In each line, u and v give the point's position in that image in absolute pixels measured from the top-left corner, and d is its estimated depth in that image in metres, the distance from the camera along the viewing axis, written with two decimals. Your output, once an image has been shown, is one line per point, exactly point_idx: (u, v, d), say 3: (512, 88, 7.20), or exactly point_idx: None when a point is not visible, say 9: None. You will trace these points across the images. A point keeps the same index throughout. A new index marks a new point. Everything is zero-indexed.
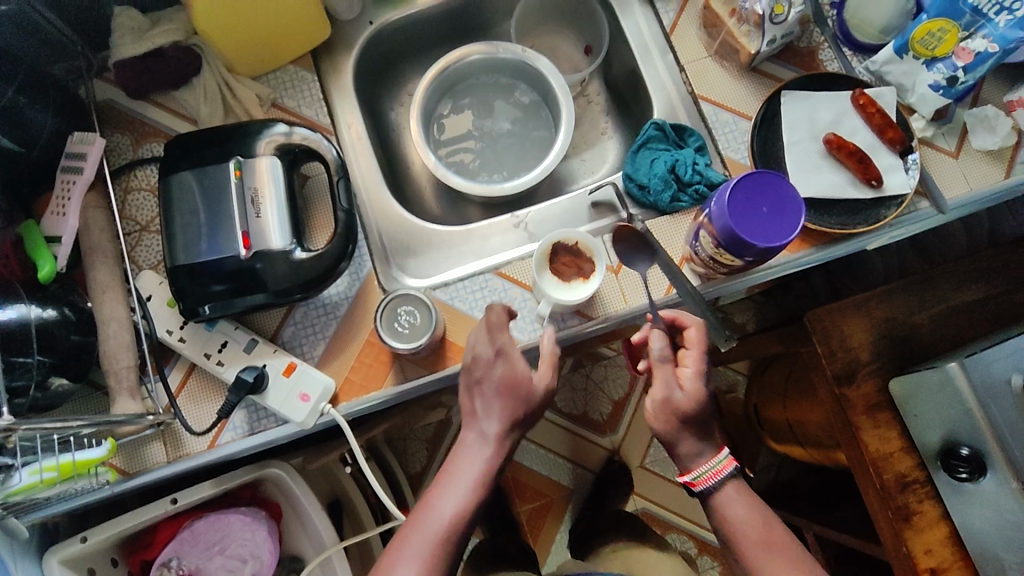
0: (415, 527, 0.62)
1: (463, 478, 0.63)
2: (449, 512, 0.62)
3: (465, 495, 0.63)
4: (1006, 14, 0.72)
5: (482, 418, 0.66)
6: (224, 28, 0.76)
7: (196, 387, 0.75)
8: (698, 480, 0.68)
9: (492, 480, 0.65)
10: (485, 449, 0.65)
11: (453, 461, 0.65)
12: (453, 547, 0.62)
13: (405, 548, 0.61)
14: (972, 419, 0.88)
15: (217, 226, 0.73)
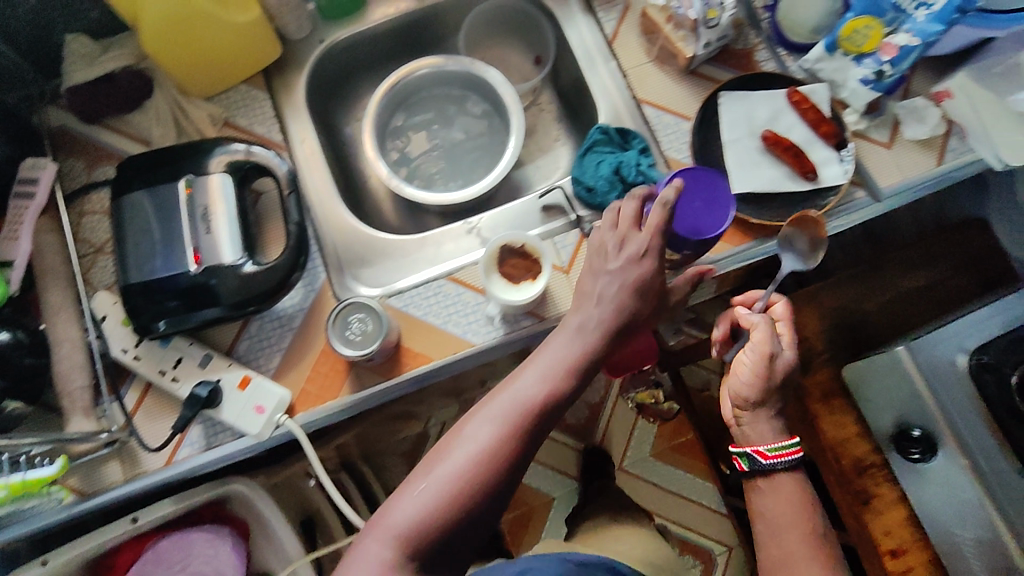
0: (501, 398, 0.61)
1: (559, 352, 0.63)
2: (535, 389, 0.61)
3: (555, 375, 0.62)
4: (925, 9, 0.75)
5: (588, 304, 0.65)
6: (171, 52, 0.78)
7: (152, 404, 0.76)
8: (770, 454, 0.75)
9: (585, 368, 0.63)
10: (584, 335, 0.64)
11: (545, 347, 0.65)
12: (535, 426, 0.60)
13: (495, 405, 0.61)
14: (922, 402, 0.93)
15: (168, 244, 0.74)
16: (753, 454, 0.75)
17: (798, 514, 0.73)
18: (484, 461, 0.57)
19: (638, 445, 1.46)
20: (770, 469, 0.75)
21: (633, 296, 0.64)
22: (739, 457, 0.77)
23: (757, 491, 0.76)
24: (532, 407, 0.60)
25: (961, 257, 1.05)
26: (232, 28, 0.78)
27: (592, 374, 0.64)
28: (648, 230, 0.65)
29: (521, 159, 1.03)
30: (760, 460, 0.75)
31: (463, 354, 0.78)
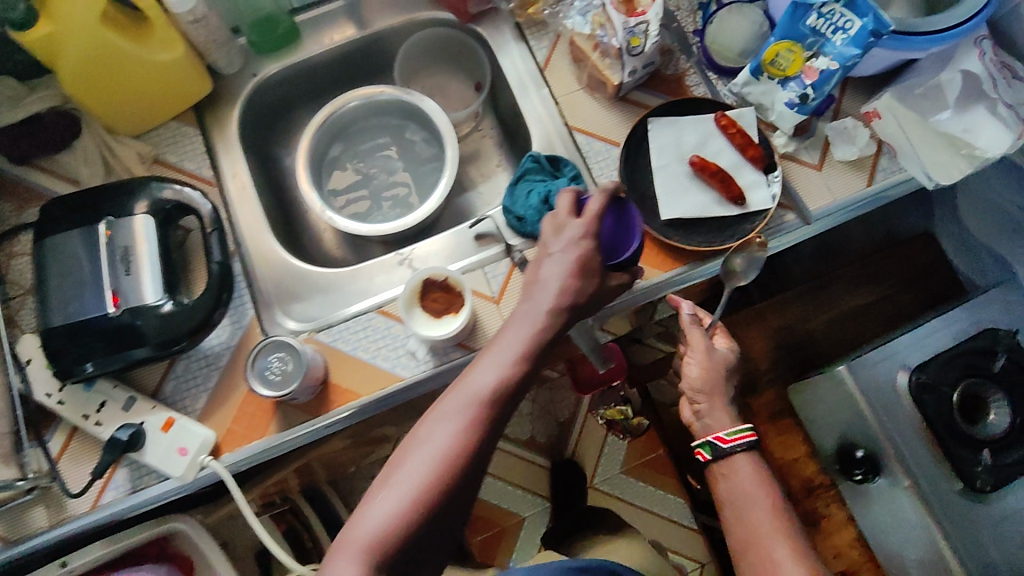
0: (455, 393, 0.55)
1: (514, 334, 0.57)
2: (494, 377, 0.55)
3: (510, 362, 0.56)
4: (841, 34, 0.73)
5: (540, 284, 0.60)
6: (91, 94, 0.77)
7: (77, 448, 0.76)
8: (730, 438, 0.76)
9: (541, 350, 0.58)
10: (540, 316, 0.58)
11: (498, 331, 0.59)
12: (495, 419, 0.55)
13: (452, 398, 0.55)
14: (864, 420, 0.94)
15: (88, 287, 0.73)
16: (714, 440, 0.76)
17: (765, 492, 0.72)
18: (445, 460, 0.52)
19: (608, 464, 1.44)
20: (730, 452, 0.75)
21: (580, 277, 0.60)
22: (700, 448, 0.77)
23: (722, 479, 0.76)
24: (491, 400, 0.54)
25: (907, 273, 1.04)
26: (155, 67, 0.78)
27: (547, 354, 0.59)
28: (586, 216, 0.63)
29: (465, 185, 1.03)
30: (722, 446, 0.76)
31: (394, 389, 0.78)
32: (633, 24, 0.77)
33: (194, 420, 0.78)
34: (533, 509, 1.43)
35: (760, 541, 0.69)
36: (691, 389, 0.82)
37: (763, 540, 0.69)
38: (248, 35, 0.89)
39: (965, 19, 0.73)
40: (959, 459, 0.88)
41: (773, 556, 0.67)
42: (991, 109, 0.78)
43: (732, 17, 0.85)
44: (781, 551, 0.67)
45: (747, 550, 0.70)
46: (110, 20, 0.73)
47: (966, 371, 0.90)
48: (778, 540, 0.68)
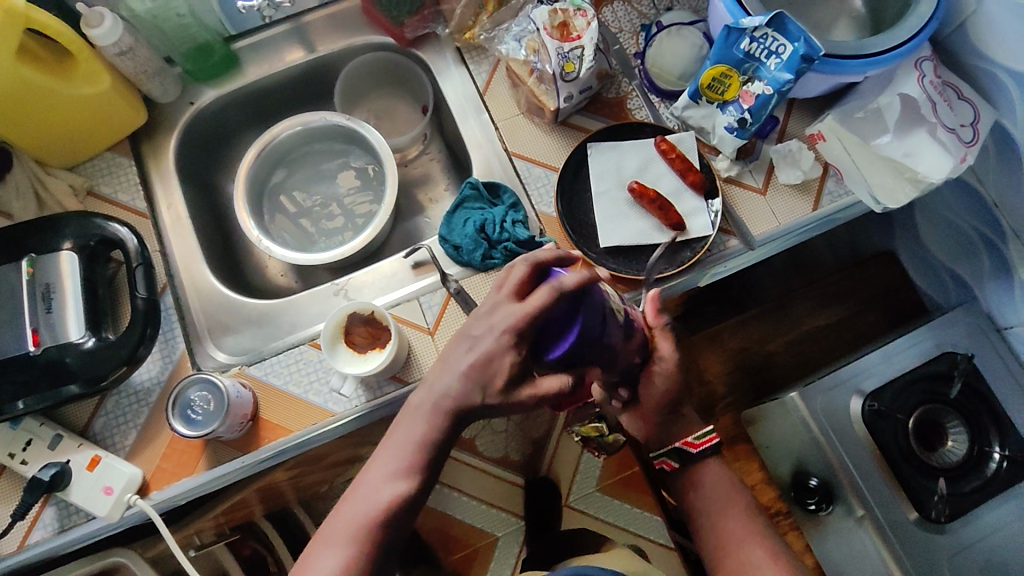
0: (353, 502, 0.62)
1: (396, 449, 0.63)
2: (381, 496, 0.61)
3: (400, 470, 0.62)
4: (775, 58, 0.72)
5: (435, 386, 0.64)
6: (17, 128, 0.76)
7: (5, 486, 0.74)
8: (699, 442, 0.74)
9: (433, 452, 0.63)
10: (432, 419, 0.63)
11: (394, 432, 0.65)
12: (389, 526, 0.61)
13: (339, 521, 0.61)
14: (821, 448, 0.89)
15: (6, 328, 0.72)
16: (683, 447, 0.74)
17: (735, 494, 0.74)
18: None
19: (583, 480, 1.25)
20: (701, 457, 0.75)
21: (477, 361, 0.61)
22: (667, 457, 0.75)
23: (693, 486, 0.75)
24: (384, 510, 0.61)
25: (871, 292, 1.00)
26: (80, 101, 0.77)
27: (444, 452, 0.64)
28: (506, 284, 0.62)
29: (414, 210, 1.00)
30: (691, 451, 0.74)
31: (324, 425, 0.76)
32: (567, 49, 0.76)
33: (123, 457, 0.75)
34: (504, 529, 1.25)
35: (738, 543, 0.70)
36: (652, 407, 0.73)
37: (739, 541, 0.70)
38: (183, 64, 0.88)
39: (902, 42, 0.72)
40: (916, 489, 0.85)
41: (751, 560, 0.69)
42: (931, 133, 0.76)
43: (671, 38, 0.85)
44: (755, 548, 0.69)
45: (724, 553, 0.71)
46: (25, 53, 0.73)
47: (924, 397, 0.88)
48: (752, 538, 0.70)
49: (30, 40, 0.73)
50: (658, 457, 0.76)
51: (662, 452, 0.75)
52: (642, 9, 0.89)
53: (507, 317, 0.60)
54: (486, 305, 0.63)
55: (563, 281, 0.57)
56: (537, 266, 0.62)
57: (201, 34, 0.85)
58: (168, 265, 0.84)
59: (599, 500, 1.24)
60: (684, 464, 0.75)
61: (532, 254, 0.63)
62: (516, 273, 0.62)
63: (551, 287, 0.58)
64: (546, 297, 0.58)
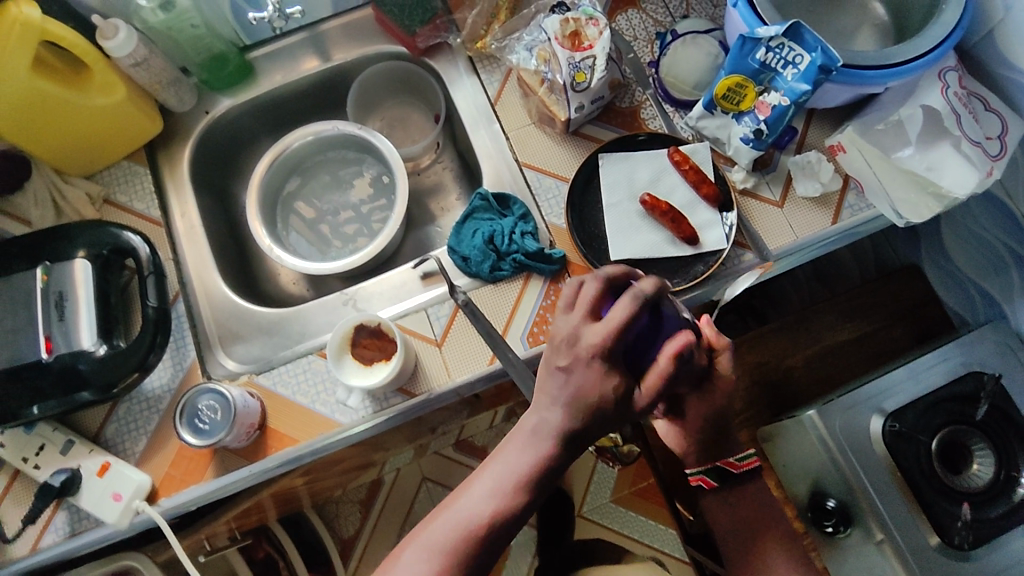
0: (442, 519, 0.53)
1: (510, 459, 0.54)
2: (481, 505, 0.52)
3: (499, 491, 0.52)
4: (792, 68, 0.71)
5: (539, 410, 0.55)
6: (36, 137, 0.77)
7: (20, 489, 0.75)
8: (739, 463, 0.71)
9: (539, 479, 0.53)
10: (538, 440, 0.54)
11: (500, 450, 0.56)
12: (476, 557, 0.50)
13: (433, 524, 0.52)
14: (840, 469, 0.83)
15: (22, 333, 0.73)
16: (724, 467, 0.70)
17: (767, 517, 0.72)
18: None
19: (597, 491, 1.21)
20: (740, 480, 0.72)
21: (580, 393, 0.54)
22: (705, 476, 0.71)
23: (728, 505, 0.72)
24: (475, 533, 0.51)
25: (894, 307, 0.96)
26: (95, 111, 0.79)
27: (551, 485, 0.54)
28: (582, 303, 0.57)
29: (426, 219, 1.00)
30: (732, 473, 0.71)
31: (331, 436, 0.75)
32: (578, 59, 0.75)
33: (133, 464, 0.76)
34: (517, 536, 1.19)
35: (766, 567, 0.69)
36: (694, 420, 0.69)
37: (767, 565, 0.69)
38: (199, 74, 0.89)
39: (924, 52, 0.70)
40: (938, 513, 0.81)
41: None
42: (956, 146, 0.73)
43: (687, 47, 0.83)
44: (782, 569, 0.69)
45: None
46: (41, 65, 0.75)
47: (949, 418, 0.83)
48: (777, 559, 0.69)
49: (46, 52, 0.75)
50: (694, 474, 0.72)
51: (700, 471, 0.71)
52: (658, 16, 0.87)
53: (594, 336, 0.54)
54: (561, 331, 0.57)
55: (645, 288, 0.56)
56: (608, 284, 0.59)
57: (216, 44, 0.86)
58: (180, 273, 0.85)
59: (614, 513, 1.20)
60: (724, 484, 0.71)
61: (601, 271, 0.59)
62: (586, 291, 0.58)
63: (635, 297, 0.55)
64: (634, 306, 0.55)
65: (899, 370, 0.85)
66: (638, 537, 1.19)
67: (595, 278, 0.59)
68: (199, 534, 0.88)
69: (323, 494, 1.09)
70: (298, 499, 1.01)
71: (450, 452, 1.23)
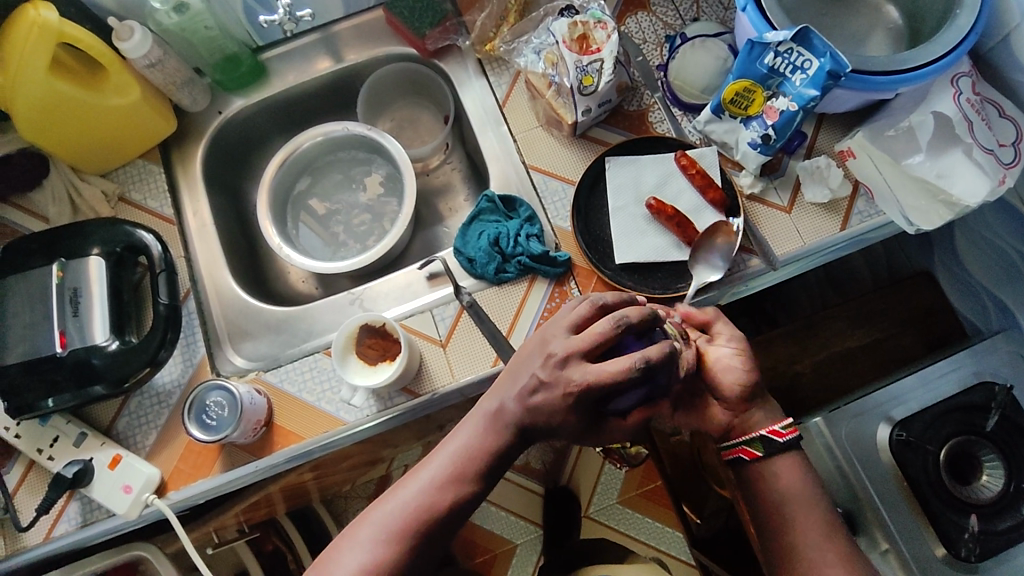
0: (400, 497, 0.59)
1: (461, 442, 0.60)
2: (435, 483, 0.58)
3: (452, 471, 0.59)
4: (800, 74, 0.70)
5: (501, 399, 0.60)
6: (54, 136, 0.79)
7: (35, 480, 0.77)
8: (784, 432, 0.67)
9: (491, 461, 0.59)
10: (494, 430, 0.59)
11: (454, 434, 0.61)
12: (432, 533, 0.57)
13: (392, 499, 0.59)
14: (847, 479, 0.82)
15: (37, 328, 0.75)
16: (768, 436, 0.67)
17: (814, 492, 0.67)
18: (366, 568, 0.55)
19: (604, 492, 1.21)
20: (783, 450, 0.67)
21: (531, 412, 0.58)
22: (748, 446, 0.67)
23: (773, 478, 0.68)
24: (431, 511, 0.57)
25: (905, 315, 0.95)
26: (111, 111, 0.80)
27: (502, 470, 0.60)
28: (584, 337, 0.57)
29: (434, 219, 1.00)
30: (776, 442, 0.67)
31: (336, 434, 0.76)
32: (585, 63, 0.75)
33: (143, 457, 0.77)
34: (523, 537, 1.20)
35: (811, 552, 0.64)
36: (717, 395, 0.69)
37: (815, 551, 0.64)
38: (213, 75, 0.90)
39: (937, 58, 0.69)
40: (946, 525, 0.79)
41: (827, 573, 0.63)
42: (967, 153, 0.72)
43: (696, 51, 0.83)
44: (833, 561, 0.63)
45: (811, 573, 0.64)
46: (58, 66, 0.77)
47: (960, 428, 0.82)
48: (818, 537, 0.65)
49: (65, 54, 0.77)
50: (731, 448, 0.69)
51: (740, 440, 0.68)
52: (668, 19, 0.87)
53: (578, 375, 0.55)
54: (556, 349, 0.58)
55: (649, 359, 0.54)
56: (624, 330, 0.57)
57: (229, 45, 0.87)
58: (191, 271, 0.86)
59: (621, 514, 1.20)
60: (766, 454, 0.67)
61: (624, 313, 0.57)
62: (600, 324, 0.57)
63: (634, 362, 0.54)
64: (627, 369, 0.54)
65: (908, 379, 0.84)
66: (644, 539, 1.19)
67: (616, 316, 0.57)
68: (208, 527, 0.90)
69: (332, 489, 1.10)
70: (307, 493, 1.03)
71: None
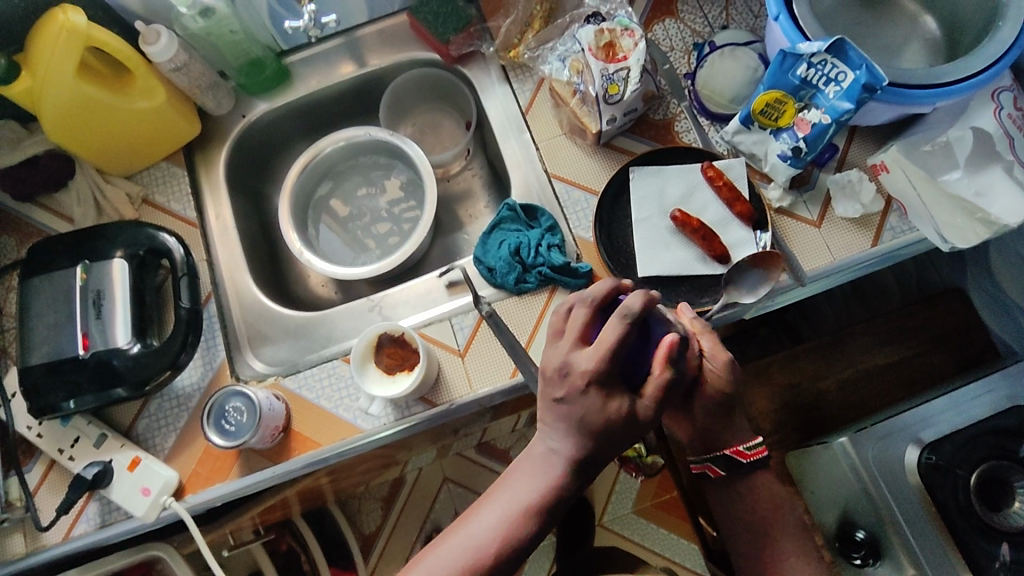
0: (448, 547, 0.53)
1: (523, 484, 0.54)
2: (494, 529, 0.53)
3: (505, 513, 0.53)
4: (834, 86, 0.68)
5: (545, 437, 0.56)
6: (79, 137, 0.79)
7: (55, 480, 0.77)
8: (749, 453, 0.67)
9: (553, 507, 0.53)
10: (547, 468, 0.54)
11: (507, 476, 0.57)
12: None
13: (445, 544, 0.53)
14: (870, 498, 0.80)
15: (62, 329, 0.76)
16: (732, 456, 0.67)
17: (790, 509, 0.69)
18: None
19: (618, 501, 1.20)
20: (751, 470, 0.68)
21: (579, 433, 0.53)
22: (713, 464, 0.68)
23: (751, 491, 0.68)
24: (484, 558, 0.52)
25: (933, 333, 0.92)
26: (137, 115, 0.81)
27: (559, 512, 0.54)
28: (570, 334, 0.57)
29: (454, 225, 1.00)
30: (741, 462, 0.67)
31: (354, 441, 0.76)
32: (611, 71, 0.74)
33: (162, 460, 0.78)
34: (535, 544, 1.19)
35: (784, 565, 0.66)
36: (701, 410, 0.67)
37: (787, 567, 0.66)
38: (237, 78, 0.90)
39: (977, 72, 0.67)
40: (975, 552, 0.75)
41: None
42: (1007, 171, 0.70)
43: (725, 60, 0.81)
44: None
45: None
46: (86, 70, 0.77)
47: (990, 451, 0.78)
48: (796, 555, 0.67)
49: (93, 58, 0.78)
50: (700, 462, 0.68)
51: (707, 457, 0.68)
52: (695, 26, 0.85)
53: (585, 362, 0.53)
54: (553, 362, 0.56)
55: (631, 305, 0.53)
56: (598, 308, 0.58)
57: (253, 49, 0.87)
58: (213, 275, 0.86)
59: (636, 524, 1.18)
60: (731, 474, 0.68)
61: (587, 295, 0.59)
62: (577, 320, 0.58)
63: (622, 317, 0.53)
64: (621, 327, 0.53)
65: (938, 400, 0.81)
66: (660, 550, 1.17)
67: (583, 303, 0.59)
68: (223, 529, 0.90)
69: (347, 492, 1.10)
70: (321, 496, 1.03)
71: (472, 455, 1.23)
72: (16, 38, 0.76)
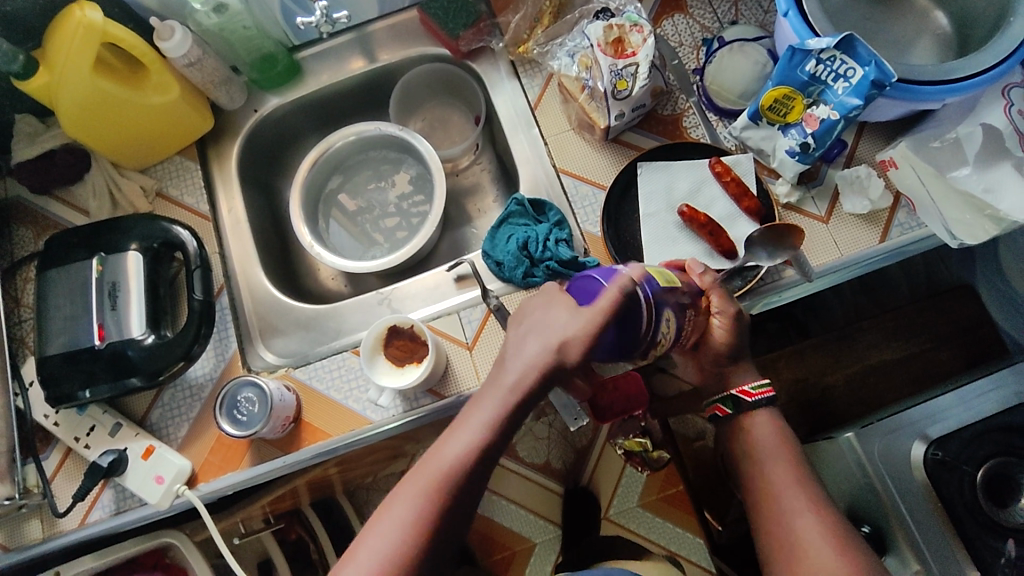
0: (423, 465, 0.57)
1: (482, 410, 0.57)
2: (457, 453, 0.56)
3: (464, 454, 0.56)
4: (843, 82, 0.68)
5: (510, 362, 0.58)
6: (94, 131, 0.81)
7: (71, 467, 0.79)
8: (753, 392, 0.70)
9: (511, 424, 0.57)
10: (508, 389, 0.57)
11: (471, 406, 0.59)
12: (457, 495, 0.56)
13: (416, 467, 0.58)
14: (876, 494, 0.79)
15: (79, 319, 0.78)
16: (738, 395, 0.70)
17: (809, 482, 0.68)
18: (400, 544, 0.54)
19: (625, 494, 1.18)
20: (753, 408, 0.70)
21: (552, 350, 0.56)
22: (721, 403, 0.72)
23: (744, 434, 0.71)
24: (452, 476, 0.56)
25: (939, 330, 0.94)
26: (150, 110, 0.82)
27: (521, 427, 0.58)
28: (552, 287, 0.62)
29: (462, 220, 1.01)
30: (746, 401, 0.70)
31: (363, 432, 0.77)
32: (620, 67, 0.74)
33: (175, 449, 0.79)
34: (541, 536, 1.19)
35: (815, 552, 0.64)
36: (709, 357, 0.71)
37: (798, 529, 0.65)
38: (249, 73, 0.91)
39: (987, 68, 0.66)
40: (980, 548, 0.74)
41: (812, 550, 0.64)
42: (1017, 167, 0.71)
43: (734, 55, 0.81)
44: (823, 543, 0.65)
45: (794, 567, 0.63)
46: (102, 65, 0.78)
47: (997, 449, 0.77)
48: None
49: (107, 53, 0.79)
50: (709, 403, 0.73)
51: (716, 398, 0.72)
52: (705, 22, 0.85)
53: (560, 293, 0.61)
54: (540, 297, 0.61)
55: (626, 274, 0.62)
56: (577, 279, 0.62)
57: (266, 45, 0.88)
58: (225, 267, 0.87)
59: (641, 517, 1.17)
60: (737, 412, 0.71)
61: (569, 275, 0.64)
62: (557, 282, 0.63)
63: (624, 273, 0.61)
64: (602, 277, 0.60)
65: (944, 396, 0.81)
66: (664, 542, 1.16)
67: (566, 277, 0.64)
68: (234, 517, 0.91)
69: (357, 482, 1.11)
70: (333, 485, 1.04)
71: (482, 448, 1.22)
72: (33, 34, 0.77)
